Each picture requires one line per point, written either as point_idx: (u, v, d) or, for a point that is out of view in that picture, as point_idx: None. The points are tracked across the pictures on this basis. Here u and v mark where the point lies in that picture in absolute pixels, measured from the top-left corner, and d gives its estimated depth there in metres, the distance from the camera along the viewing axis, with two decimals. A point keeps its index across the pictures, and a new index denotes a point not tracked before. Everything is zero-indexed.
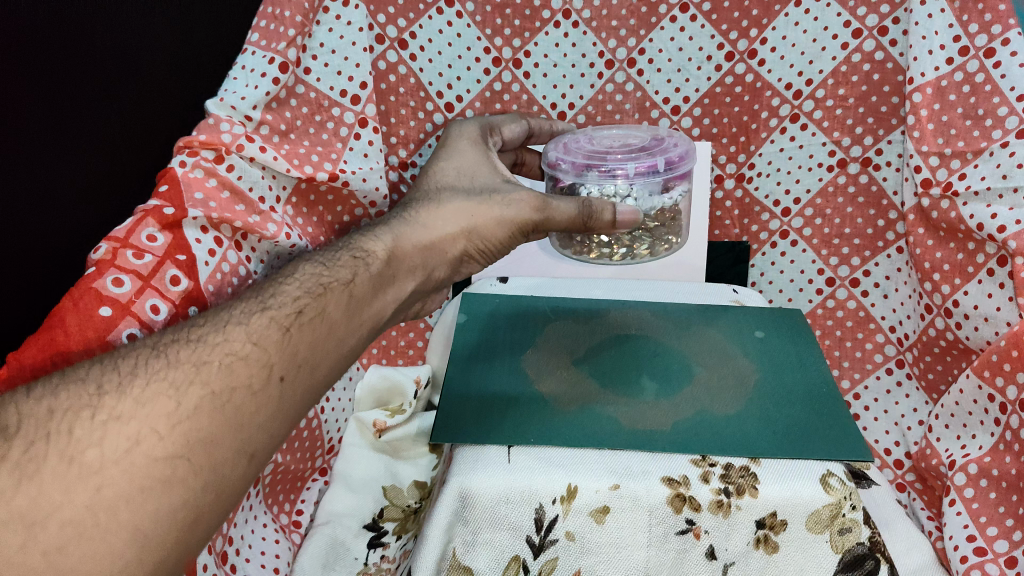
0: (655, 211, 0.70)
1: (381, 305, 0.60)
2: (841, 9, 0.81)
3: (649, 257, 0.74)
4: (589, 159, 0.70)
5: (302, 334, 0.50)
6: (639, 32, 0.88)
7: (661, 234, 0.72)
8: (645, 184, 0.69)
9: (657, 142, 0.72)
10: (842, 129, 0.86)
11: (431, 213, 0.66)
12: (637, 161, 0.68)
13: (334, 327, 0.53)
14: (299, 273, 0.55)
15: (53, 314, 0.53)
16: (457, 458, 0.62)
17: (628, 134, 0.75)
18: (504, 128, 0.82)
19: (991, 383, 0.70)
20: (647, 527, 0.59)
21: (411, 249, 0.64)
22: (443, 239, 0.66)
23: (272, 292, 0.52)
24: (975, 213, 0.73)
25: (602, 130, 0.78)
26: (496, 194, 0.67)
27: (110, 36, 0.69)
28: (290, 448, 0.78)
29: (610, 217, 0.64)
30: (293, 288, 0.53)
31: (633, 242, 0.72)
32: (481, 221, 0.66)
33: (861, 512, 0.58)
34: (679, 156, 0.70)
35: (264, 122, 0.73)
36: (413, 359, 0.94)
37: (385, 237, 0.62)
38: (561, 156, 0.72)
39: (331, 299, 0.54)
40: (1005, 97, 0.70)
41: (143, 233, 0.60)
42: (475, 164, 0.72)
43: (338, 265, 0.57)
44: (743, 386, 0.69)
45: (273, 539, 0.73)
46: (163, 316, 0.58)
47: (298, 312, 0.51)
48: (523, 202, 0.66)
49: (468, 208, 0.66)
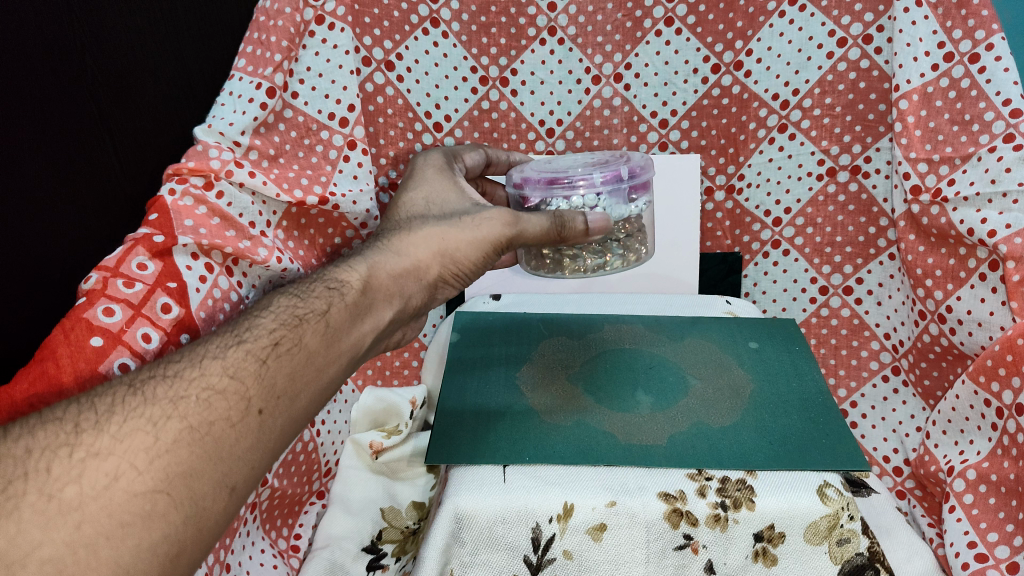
0: (623, 218, 0.71)
1: (360, 334, 0.59)
2: (826, 19, 0.82)
3: (621, 268, 0.74)
4: (554, 174, 0.71)
5: (281, 366, 0.50)
6: (625, 47, 0.89)
7: (630, 245, 0.73)
8: (612, 191, 0.69)
9: (617, 159, 0.74)
10: (831, 138, 0.86)
11: (405, 240, 0.66)
12: (602, 171, 0.69)
13: (311, 358, 0.53)
14: (274, 305, 0.55)
15: (43, 346, 0.53)
16: (453, 478, 0.61)
17: (588, 158, 0.77)
18: (466, 156, 0.83)
19: (986, 389, 0.70)
20: (645, 543, 0.58)
21: (386, 277, 0.63)
22: (419, 265, 0.65)
23: (245, 326, 0.52)
24: (965, 218, 0.73)
25: (564, 157, 0.80)
26: (471, 216, 0.68)
27: (99, 67, 0.71)
28: (286, 472, 0.78)
29: (582, 225, 0.66)
30: (268, 320, 0.53)
31: (605, 251, 0.72)
32: (456, 247, 0.66)
33: (859, 523, 0.58)
34: (641, 167, 0.71)
35: (253, 147, 0.74)
36: (408, 379, 0.94)
37: (359, 266, 0.62)
38: (526, 175, 0.72)
39: (307, 329, 0.54)
40: (991, 102, 0.71)
41: (133, 261, 0.60)
42: (444, 191, 0.72)
43: (314, 295, 0.57)
44: (739, 397, 0.69)
45: (271, 564, 0.72)
46: (155, 344, 0.58)
47: (274, 344, 0.51)
48: (494, 222, 0.66)
49: (441, 233, 0.66)
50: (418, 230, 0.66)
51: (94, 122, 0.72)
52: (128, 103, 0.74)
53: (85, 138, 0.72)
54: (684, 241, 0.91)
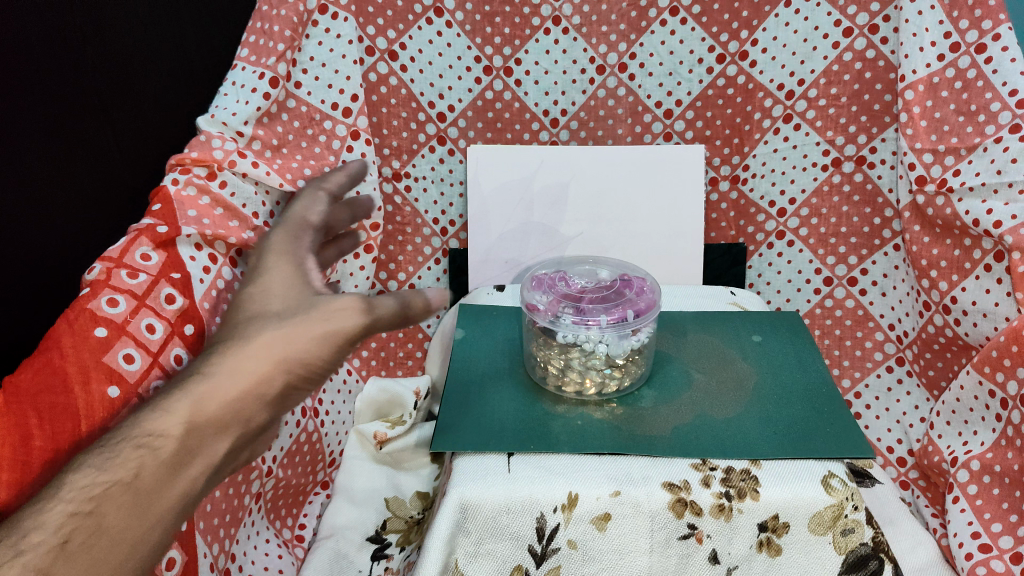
0: (628, 354, 0.66)
1: (194, 474, 0.51)
2: (832, 9, 0.82)
3: (617, 396, 0.68)
4: (562, 302, 0.67)
5: (68, 571, 0.42)
6: (630, 36, 0.89)
7: (630, 368, 0.67)
8: (618, 331, 0.65)
9: (628, 287, 0.69)
10: (836, 128, 0.86)
11: (216, 367, 0.53)
12: (608, 311, 0.65)
13: (103, 548, 0.45)
14: (83, 473, 0.45)
15: (49, 336, 0.53)
16: (457, 469, 0.61)
17: (600, 278, 0.72)
18: (311, 213, 0.66)
19: (991, 379, 0.69)
20: (650, 533, 0.59)
21: (206, 416, 0.51)
22: (238, 399, 0.52)
23: (38, 508, 0.43)
24: (970, 209, 0.72)
25: (575, 268, 0.76)
26: (303, 323, 0.54)
27: (101, 57, 0.72)
28: (290, 463, 0.76)
29: (423, 300, 0.56)
30: (60, 504, 0.43)
31: (605, 379, 0.66)
32: (295, 350, 0.53)
33: (864, 513, 0.58)
34: (648, 305, 0.67)
35: (256, 137, 0.74)
36: (413, 370, 0.95)
37: (170, 408, 0.50)
38: (535, 295, 0.69)
39: (101, 513, 0.45)
40: (998, 93, 0.71)
41: (138, 252, 0.60)
42: (285, 282, 0.58)
43: (118, 455, 0.47)
44: (743, 388, 0.69)
45: (276, 554, 0.71)
46: (159, 335, 0.58)
47: (61, 543, 0.43)
48: (339, 310, 0.54)
49: (276, 338, 0.54)
50: (217, 359, 0.54)
51: (95, 110, 0.72)
52: (129, 93, 0.75)
53: (92, 128, 0.72)
54: (688, 231, 0.91)
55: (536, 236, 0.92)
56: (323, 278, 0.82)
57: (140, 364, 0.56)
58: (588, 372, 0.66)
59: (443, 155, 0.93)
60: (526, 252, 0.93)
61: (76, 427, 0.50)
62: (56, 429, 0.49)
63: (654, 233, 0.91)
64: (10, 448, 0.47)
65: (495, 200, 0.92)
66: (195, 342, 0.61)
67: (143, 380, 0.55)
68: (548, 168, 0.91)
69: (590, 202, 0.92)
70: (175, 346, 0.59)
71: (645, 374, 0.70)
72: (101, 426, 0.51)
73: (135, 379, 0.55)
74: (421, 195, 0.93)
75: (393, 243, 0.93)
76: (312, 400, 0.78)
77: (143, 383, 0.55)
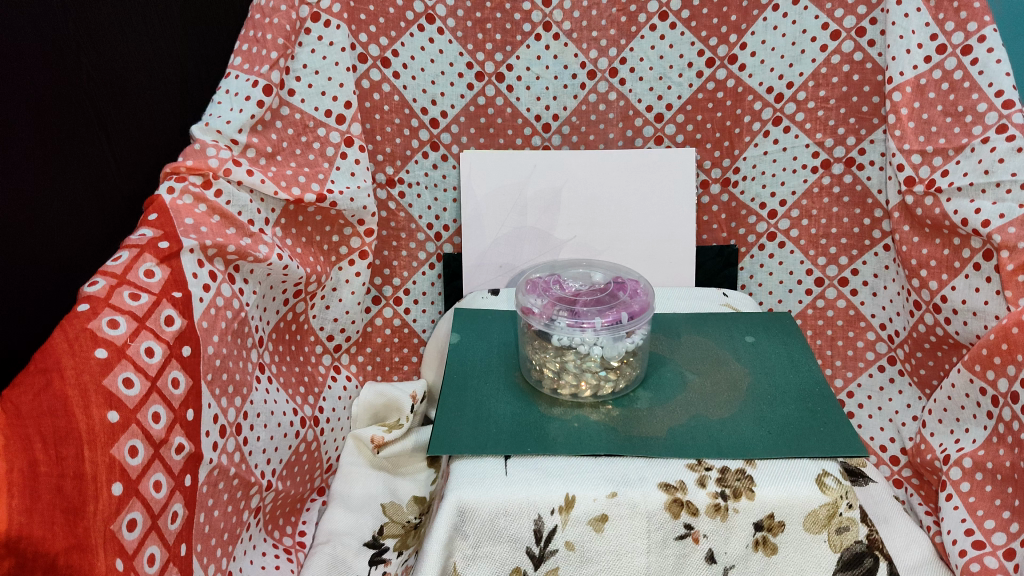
0: (621, 356, 0.67)
1: None
2: (819, 12, 0.84)
3: (612, 397, 0.68)
4: (557, 305, 0.67)
5: None
6: (620, 41, 0.92)
7: (624, 370, 0.68)
8: (611, 334, 0.65)
9: (620, 289, 0.70)
10: (825, 131, 0.87)
11: None
12: (602, 313, 0.65)
13: None
14: None
15: (47, 356, 0.50)
16: (455, 472, 0.61)
17: (592, 280, 0.73)
18: None
19: (982, 377, 0.70)
20: (646, 533, 0.59)
21: None
22: None
23: None
24: (959, 208, 0.73)
25: (568, 270, 0.77)
26: None
27: (95, 67, 0.72)
28: (290, 473, 0.77)
29: None
30: None
31: (600, 381, 0.67)
32: None
33: (858, 511, 0.59)
34: (641, 307, 0.67)
35: (250, 145, 0.75)
36: (408, 375, 0.95)
37: None
38: (531, 299, 0.69)
39: None
40: (984, 94, 0.72)
41: (141, 268, 0.59)
42: None
43: None
44: (737, 389, 0.70)
45: (273, 566, 0.69)
46: (157, 359, 0.56)
47: None
48: None
49: None
50: None
51: (88, 119, 0.73)
52: (123, 102, 0.75)
53: (83, 135, 0.73)
54: (681, 233, 0.92)
55: (530, 240, 0.93)
56: (318, 286, 0.83)
57: (139, 389, 0.54)
58: (583, 374, 0.66)
59: (437, 161, 0.94)
60: (521, 256, 0.93)
61: (80, 453, 0.48)
62: (61, 453, 0.48)
63: (647, 234, 0.92)
64: (18, 475, 0.46)
65: (489, 205, 0.92)
66: (193, 363, 0.60)
67: (142, 405, 0.53)
68: (541, 173, 0.92)
69: (582, 207, 0.93)
70: (173, 368, 0.57)
71: (640, 375, 0.70)
72: (104, 451, 0.49)
73: (135, 404, 0.53)
74: (415, 201, 0.93)
75: (387, 248, 0.93)
76: (309, 408, 0.81)
77: (142, 408, 0.53)
